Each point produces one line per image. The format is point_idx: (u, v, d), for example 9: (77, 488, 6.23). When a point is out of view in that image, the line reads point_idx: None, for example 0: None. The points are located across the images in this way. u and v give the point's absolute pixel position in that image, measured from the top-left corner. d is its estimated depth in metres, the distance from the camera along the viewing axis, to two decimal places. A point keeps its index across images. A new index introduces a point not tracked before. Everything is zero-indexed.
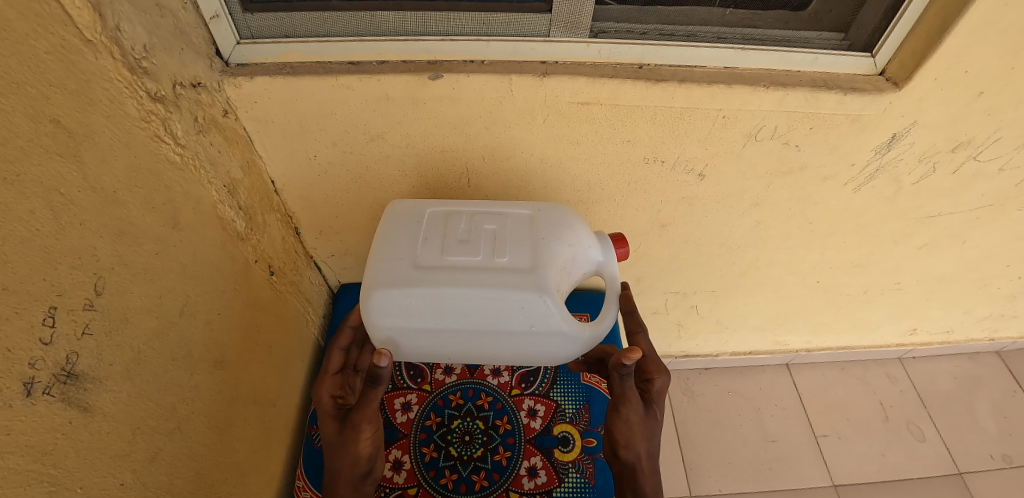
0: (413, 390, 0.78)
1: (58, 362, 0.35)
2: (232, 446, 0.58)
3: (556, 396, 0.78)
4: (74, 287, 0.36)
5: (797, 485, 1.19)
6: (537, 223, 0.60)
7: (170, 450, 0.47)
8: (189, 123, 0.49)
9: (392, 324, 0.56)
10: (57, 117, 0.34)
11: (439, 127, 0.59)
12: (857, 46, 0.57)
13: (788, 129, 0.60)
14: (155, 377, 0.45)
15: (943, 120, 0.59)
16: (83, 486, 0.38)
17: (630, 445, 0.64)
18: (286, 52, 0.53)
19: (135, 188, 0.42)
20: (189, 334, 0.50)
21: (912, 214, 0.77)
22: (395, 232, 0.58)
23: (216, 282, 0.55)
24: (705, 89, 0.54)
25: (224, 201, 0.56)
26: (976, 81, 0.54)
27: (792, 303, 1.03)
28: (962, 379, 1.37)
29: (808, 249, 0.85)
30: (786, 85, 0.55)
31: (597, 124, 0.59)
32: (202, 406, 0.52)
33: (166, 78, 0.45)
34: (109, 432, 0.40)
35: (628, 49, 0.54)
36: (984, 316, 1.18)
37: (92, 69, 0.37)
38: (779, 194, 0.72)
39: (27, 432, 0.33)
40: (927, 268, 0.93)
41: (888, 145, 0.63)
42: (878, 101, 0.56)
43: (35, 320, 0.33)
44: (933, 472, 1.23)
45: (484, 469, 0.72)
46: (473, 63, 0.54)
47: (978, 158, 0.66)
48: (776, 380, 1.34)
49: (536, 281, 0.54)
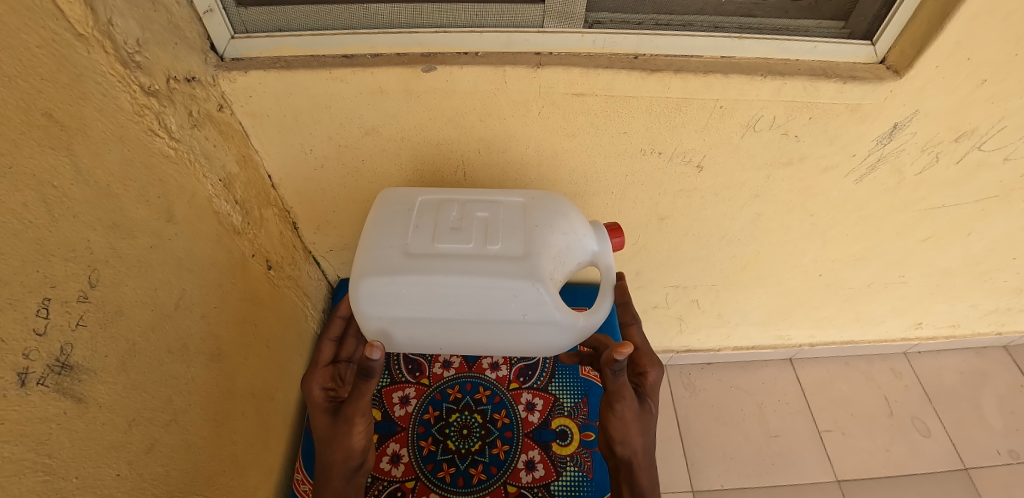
0: (411, 385, 0.78)
1: (52, 354, 0.35)
2: (230, 439, 0.59)
3: (554, 390, 0.78)
4: (67, 278, 0.36)
5: (800, 480, 1.19)
6: (531, 211, 0.59)
7: (167, 442, 0.48)
8: (183, 117, 0.49)
9: (384, 312, 0.56)
10: (49, 110, 0.34)
11: (434, 120, 0.59)
12: (856, 34, 0.56)
13: (787, 119, 0.60)
14: (151, 369, 0.45)
15: (945, 109, 0.58)
16: (79, 476, 0.38)
17: (626, 441, 0.64)
18: (279, 45, 0.53)
19: (129, 181, 0.43)
20: (185, 327, 0.50)
21: (914, 205, 0.76)
22: (387, 220, 0.58)
23: (213, 276, 0.55)
24: (702, 79, 0.54)
25: (219, 195, 0.56)
26: (979, 68, 0.53)
27: (794, 297, 1.02)
28: (968, 374, 1.36)
29: (809, 242, 0.84)
30: (784, 74, 0.54)
31: (592, 116, 0.59)
32: (199, 398, 0.53)
33: (160, 72, 0.45)
34: (105, 423, 0.40)
35: (622, 39, 0.53)
36: (991, 310, 1.17)
37: (85, 62, 0.38)
38: (779, 186, 0.71)
39: (21, 422, 0.33)
40: (931, 260, 0.92)
41: (890, 135, 0.62)
42: (879, 90, 0.55)
43: (28, 312, 0.33)
44: (939, 467, 1.22)
45: (482, 462, 0.72)
46: (467, 55, 0.54)
47: (982, 148, 0.65)
48: (779, 375, 1.33)
49: (529, 268, 0.54)
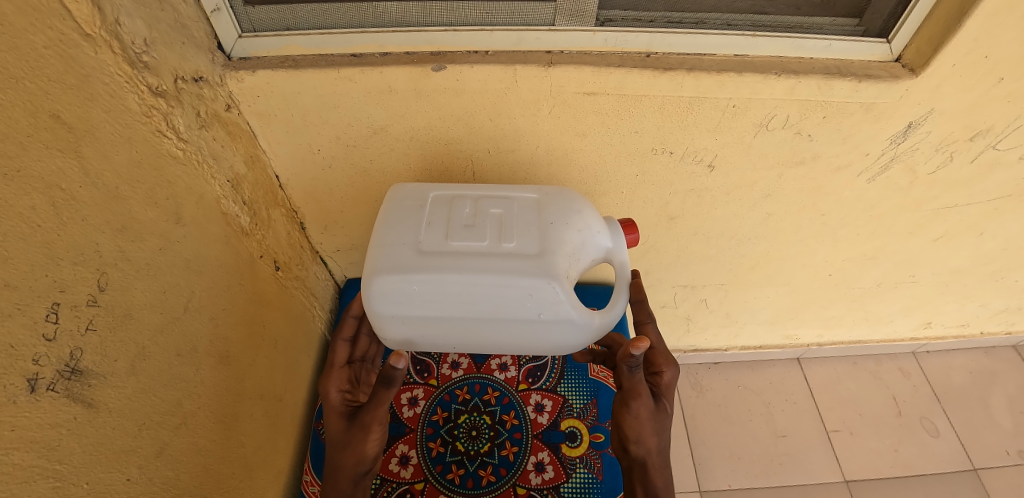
0: (419, 385, 0.78)
1: (62, 359, 0.35)
2: (239, 440, 0.59)
3: (563, 391, 0.78)
4: (75, 282, 0.36)
5: (807, 480, 1.18)
6: (545, 208, 0.59)
7: (176, 445, 0.47)
8: (191, 118, 0.48)
9: (396, 311, 0.55)
10: (56, 112, 0.34)
11: (443, 119, 0.59)
12: (871, 32, 0.55)
13: (800, 118, 0.59)
14: (160, 373, 0.45)
15: (961, 107, 0.57)
16: (89, 482, 0.38)
17: (640, 440, 0.63)
18: (287, 45, 0.52)
19: (136, 183, 0.42)
20: (194, 329, 0.50)
21: (927, 204, 0.75)
22: (398, 217, 0.58)
23: (221, 278, 0.55)
24: (715, 77, 0.53)
25: (227, 196, 0.55)
26: (996, 66, 0.52)
27: (802, 297, 1.02)
28: (977, 373, 1.35)
29: (820, 242, 0.83)
30: (798, 72, 0.53)
31: (603, 115, 0.58)
32: (208, 400, 0.52)
33: (168, 73, 0.45)
34: (114, 427, 0.40)
35: (635, 37, 0.52)
36: (1001, 309, 1.16)
37: (92, 63, 0.37)
38: (791, 185, 0.70)
39: (31, 428, 0.33)
40: (941, 260, 0.91)
41: (904, 134, 0.61)
42: (894, 88, 0.54)
43: (37, 317, 0.33)
44: (947, 467, 1.21)
45: (491, 464, 0.71)
46: (477, 54, 0.53)
47: (997, 147, 0.64)
48: (787, 374, 1.32)
49: (545, 266, 0.53)
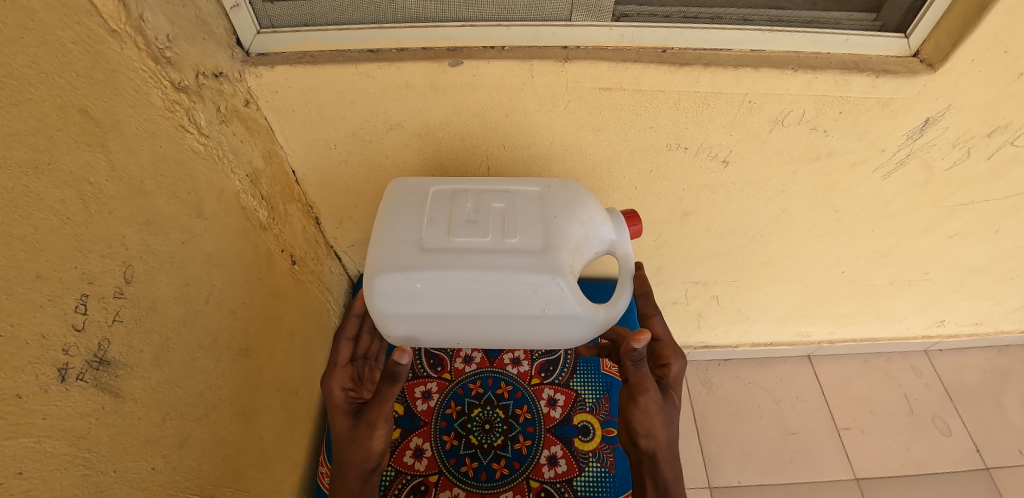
0: (433, 380, 0.79)
1: (91, 349, 0.35)
2: (257, 432, 0.59)
3: (576, 386, 0.78)
4: (103, 274, 0.36)
5: (817, 478, 1.18)
6: (547, 202, 0.59)
7: (198, 436, 0.48)
8: (212, 113, 0.49)
9: (401, 309, 0.56)
10: (85, 107, 0.34)
11: (459, 114, 0.59)
12: (889, 27, 0.54)
13: (817, 113, 0.58)
14: (182, 364, 0.46)
15: (980, 102, 0.56)
16: (116, 470, 0.38)
17: (650, 434, 0.63)
18: (305, 40, 0.53)
19: (160, 177, 0.43)
20: (214, 322, 0.51)
21: (943, 201, 0.74)
22: (400, 213, 0.58)
23: (240, 272, 0.55)
24: (731, 73, 0.53)
25: (246, 191, 0.56)
26: (1017, 61, 0.51)
27: (815, 294, 1.01)
28: (990, 372, 1.33)
29: (833, 239, 0.83)
30: (815, 68, 0.53)
31: (618, 110, 0.58)
32: (227, 392, 0.53)
33: (189, 68, 0.45)
34: (140, 417, 0.40)
35: (651, 32, 0.52)
36: (1015, 307, 1.14)
37: (117, 59, 0.37)
38: (806, 181, 0.70)
39: (61, 416, 0.33)
40: (956, 258, 0.90)
41: (921, 130, 0.60)
42: (912, 84, 0.53)
43: (67, 308, 0.33)
44: (959, 466, 1.21)
45: (505, 457, 0.72)
46: (493, 49, 0.53)
47: (1015, 144, 0.63)
48: (798, 371, 1.32)
49: (548, 262, 0.54)
